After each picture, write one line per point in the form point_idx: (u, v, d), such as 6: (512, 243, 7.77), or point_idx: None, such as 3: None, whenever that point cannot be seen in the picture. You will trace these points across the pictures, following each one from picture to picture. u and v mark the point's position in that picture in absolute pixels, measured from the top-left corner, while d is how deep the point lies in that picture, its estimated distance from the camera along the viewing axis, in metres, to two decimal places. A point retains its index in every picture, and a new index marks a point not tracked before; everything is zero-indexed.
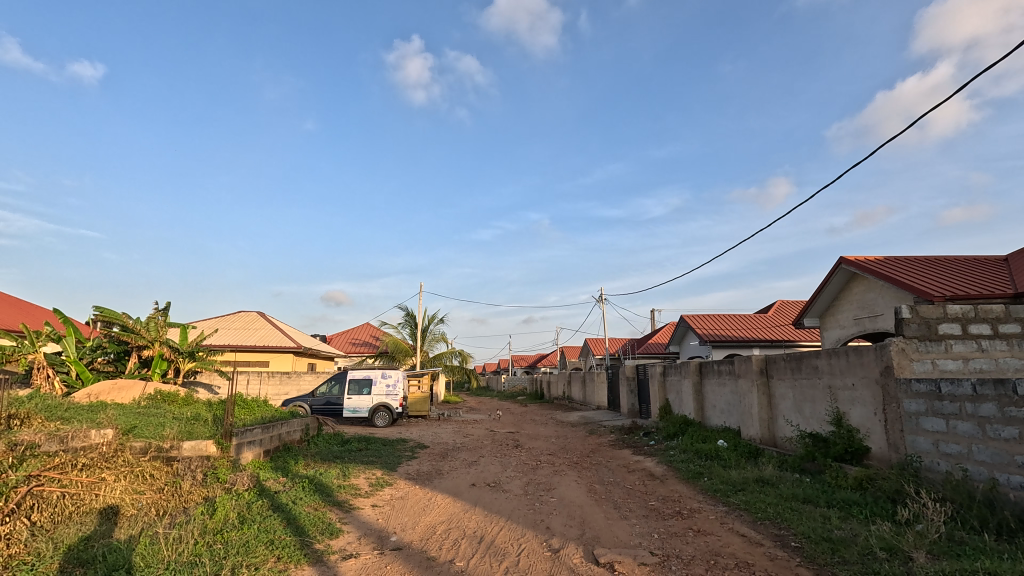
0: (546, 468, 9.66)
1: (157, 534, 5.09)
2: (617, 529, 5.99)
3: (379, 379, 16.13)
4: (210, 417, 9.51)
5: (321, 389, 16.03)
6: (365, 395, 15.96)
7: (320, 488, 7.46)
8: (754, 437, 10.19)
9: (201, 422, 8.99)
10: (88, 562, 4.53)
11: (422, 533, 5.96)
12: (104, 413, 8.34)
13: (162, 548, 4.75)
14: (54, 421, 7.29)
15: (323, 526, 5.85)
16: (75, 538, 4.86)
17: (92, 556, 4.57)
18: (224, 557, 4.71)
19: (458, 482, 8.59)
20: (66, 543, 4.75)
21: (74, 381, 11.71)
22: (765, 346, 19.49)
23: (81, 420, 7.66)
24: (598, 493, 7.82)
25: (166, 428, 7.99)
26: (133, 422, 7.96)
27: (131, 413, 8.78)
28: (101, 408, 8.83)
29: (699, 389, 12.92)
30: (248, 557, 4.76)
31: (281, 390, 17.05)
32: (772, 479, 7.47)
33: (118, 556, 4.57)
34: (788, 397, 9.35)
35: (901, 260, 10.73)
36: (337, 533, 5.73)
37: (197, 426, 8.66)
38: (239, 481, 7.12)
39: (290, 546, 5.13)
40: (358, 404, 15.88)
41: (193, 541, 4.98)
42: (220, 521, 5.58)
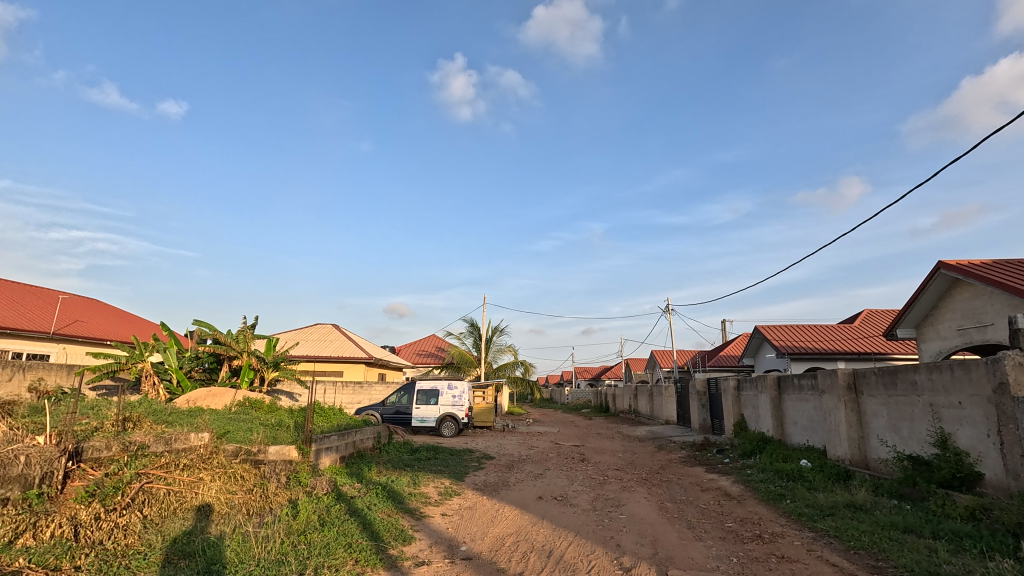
0: (614, 484, 9.42)
1: (249, 532, 5.46)
2: (691, 550, 5.74)
3: (445, 390, 16.49)
4: (292, 423, 10.16)
5: (390, 399, 16.60)
6: (432, 405, 16.34)
7: (392, 495, 7.69)
8: (841, 457, 9.42)
9: (284, 429, 9.59)
10: (191, 554, 4.91)
11: (492, 544, 6.01)
12: (201, 418, 9.11)
13: (253, 546, 5.09)
14: (160, 424, 8.07)
15: (396, 532, 6.04)
16: (179, 532, 5.31)
17: (193, 549, 4.95)
18: (308, 557, 4.97)
19: (524, 494, 8.56)
20: (173, 536, 5.20)
21: (175, 388, 12.94)
22: (851, 358, 18.07)
23: (182, 424, 8.44)
24: (669, 512, 7.49)
25: (255, 433, 8.61)
26: (226, 428, 8.63)
27: (223, 419, 9.54)
28: (198, 414, 9.68)
29: (777, 404, 12.15)
30: (329, 558, 5.00)
31: (354, 399, 17.75)
32: (865, 504, 6.85)
33: (216, 551, 4.93)
34: (881, 415, 8.58)
35: (1014, 263, 9.63)
36: (409, 540, 5.90)
37: (282, 431, 9.25)
38: (319, 485, 7.53)
39: (367, 550, 5.33)
40: (426, 413, 16.28)
41: (279, 540, 5.29)
42: (303, 522, 5.91)
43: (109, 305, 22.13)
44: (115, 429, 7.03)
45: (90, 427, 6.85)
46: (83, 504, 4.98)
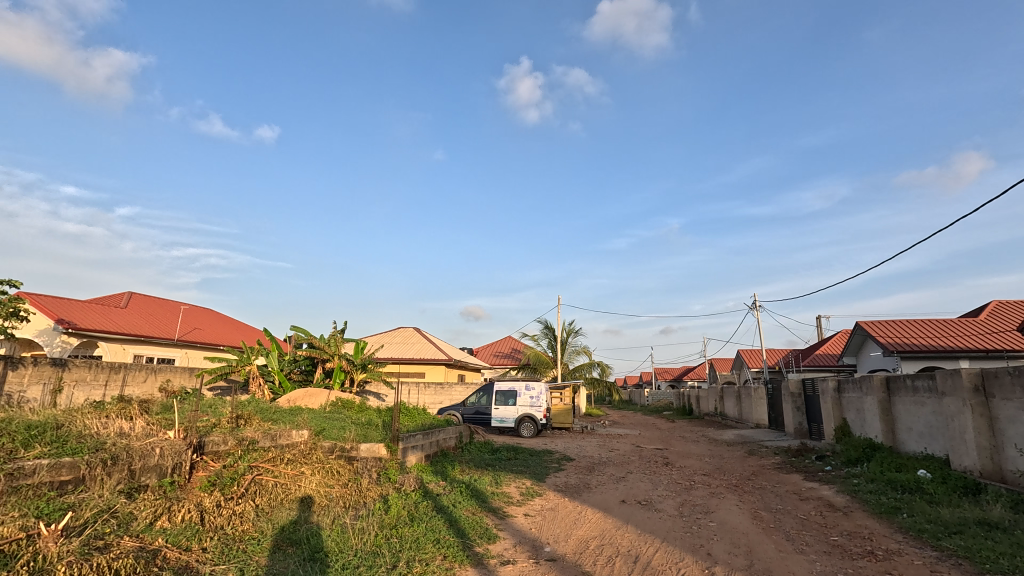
0: (701, 490, 9.01)
1: (347, 524, 5.82)
2: (791, 563, 5.35)
3: (523, 391, 16.62)
4: (380, 422, 10.72)
5: (470, 399, 17.01)
6: (510, 406, 16.52)
7: (476, 494, 7.87)
8: (969, 468, 8.35)
9: (374, 427, 10.14)
10: (297, 541, 5.31)
11: (575, 546, 5.96)
12: (300, 416, 9.88)
13: (351, 537, 5.42)
14: (266, 422, 8.85)
15: (481, 531, 6.17)
16: (286, 520, 5.76)
17: (298, 538, 5.35)
18: (400, 551, 5.22)
19: (607, 497, 8.42)
20: (281, 524, 5.66)
21: (277, 388, 14.13)
22: (976, 357, 15.99)
23: (285, 421, 9.19)
24: (765, 521, 7.02)
25: (348, 431, 9.18)
26: (323, 425, 9.28)
27: (320, 417, 10.27)
28: (298, 412, 10.49)
29: (887, 408, 11.01)
30: (419, 552, 5.22)
31: (436, 400, 18.38)
32: (1003, 522, 6.02)
33: (319, 540, 5.30)
34: (1020, 421, 7.51)
35: None
36: (494, 539, 6.01)
37: (372, 430, 9.79)
38: (407, 482, 7.88)
39: (455, 547, 5.50)
40: (505, 414, 16.50)
41: (374, 533, 5.59)
42: (395, 517, 6.22)
43: (220, 314, 24.61)
44: (230, 425, 7.81)
45: (210, 423, 7.67)
46: (207, 492, 5.60)
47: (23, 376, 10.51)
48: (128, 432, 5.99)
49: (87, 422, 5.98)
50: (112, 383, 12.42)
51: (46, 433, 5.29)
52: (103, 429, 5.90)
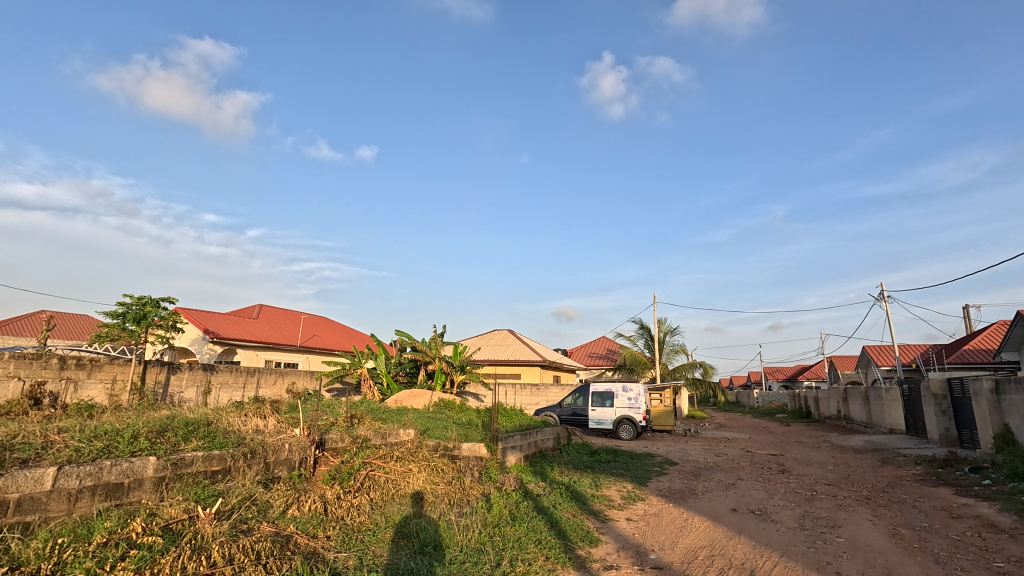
0: (825, 501, 8.19)
1: (452, 520, 6.06)
2: None
3: (621, 393, 16.23)
4: (480, 422, 11.05)
5: (566, 400, 16.97)
6: (608, 407, 16.21)
7: (575, 495, 7.83)
8: None
9: (474, 427, 10.47)
10: (409, 534, 5.59)
11: (683, 555, 5.69)
12: (406, 416, 10.48)
13: (457, 533, 5.63)
14: (377, 421, 9.52)
15: (582, 533, 6.13)
16: (399, 515, 6.08)
17: (410, 531, 5.61)
18: (503, 549, 5.34)
19: (715, 505, 7.95)
20: (394, 517, 6.00)
21: (385, 389, 15.14)
22: None
23: (394, 421, 9.81)
24: (905, 540, 6.20)
25: (450, 430, 9.57)
26: (427, 425, 9.77)
27: (424, 417, 10.84)
28: (405, 412, 11.16)
29: None
30: (522, 551, 5.30)
31: (532, 401, 18.55)
32: None
33: (428, 535, 5.54)
34: None
35: None
36: (596, 542, 5.93)
37: (472, 430, 10.12)
38: (507, 481, 8.03)
39: (556, 548, 5.51)
40: (602, 416, 16.23)
41: (478, 530, 5.77)
42: (497, 515, 6.37)
43: (334, 322, 26.91)
44: (346, 424, 8.51)
45: (330, 422, 8.42)
46: (329, 485, 6.18)
47: (181, 379, 12.26)
48: (263, 429, 6.76)
49: (231, 420, 6.83)
50: (249, 385, 14.08)
51: (200, 428, 6.12)
52: (243, 426, 6.71)
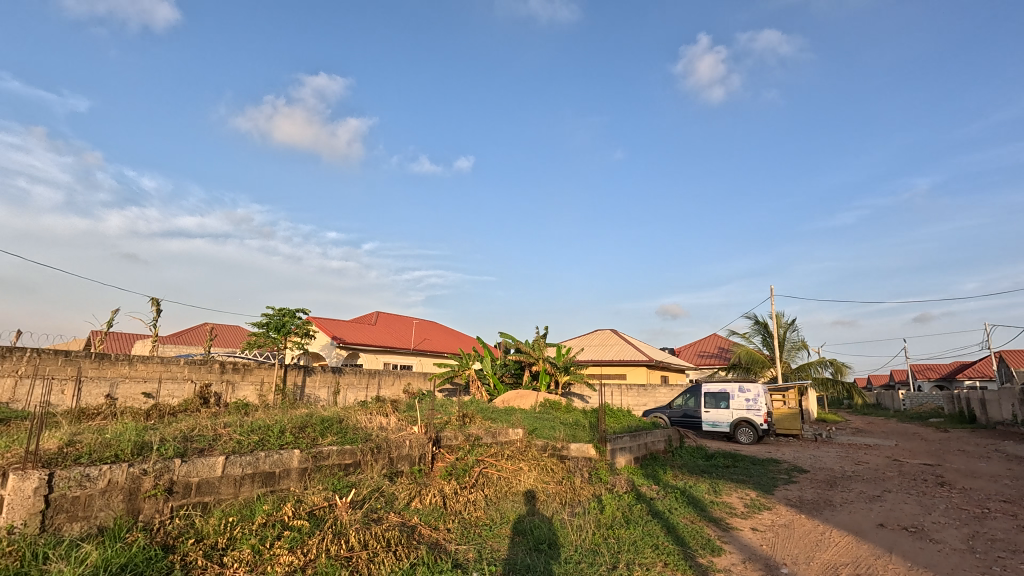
0: (1002, 521, 6.95)
1: (565, 520, 6.07)
2: None
3: (737, 394, 15.16)
4: (587, 423, 10.96)
5: (677, 402, 16.24)
6: (723, 409, 15.24)
7: (693, 501, 7.45)
8: None
9: (582, 428, 10.41)
10: (524, 531, 5.70)
11: (821, 571, 5.17)
12: (515, 416, 10.72)
13: (571, 533, 5.63)
14: (487, 420, 9.84)
15: (703, 541, 5.82)
16: (513, 512, 6.24)
17: (524, 528, 5.72)
18: (619, 552, 5.24)
19: (858, 519, 7.11)
20: (508, 514, 6.17)
21: (492, 390, 15.62)
22: None
23: (503, 421, 10.08)
24: None
25: (558, 430, 9.61)
26: (535, 425, 9.90)
27: (532, 417, 11.01)
28: (513, 412, 11.42)
29: None
30: (638, 555, 5.17)
31: (640, 401, 18.01)
32: None
33: (543, 533, 5.61)
34: None
35: None
36: (719, 551, 5.59)
37: (580, 430, 10.07)
38: (619, 483, 7.87)
39: (675, 555, 5.29)
40: (717, 418, 15.28)
41: (591, 531, 5.72)
42: (610, 517, 6.28)
43: (443, 326, 28.35)
44: (459, 423, 8.92)
45: (444, 421, 8.88)
46: (446, 480, 6.53)
47: (315, 381, 13.68)
48: (387, 426, 7.33)
49: (359, 417, 7.49)
50: (371, 386, 15.30)
51: (334, 425, 6.78)
52: (369, 423, 7.31)
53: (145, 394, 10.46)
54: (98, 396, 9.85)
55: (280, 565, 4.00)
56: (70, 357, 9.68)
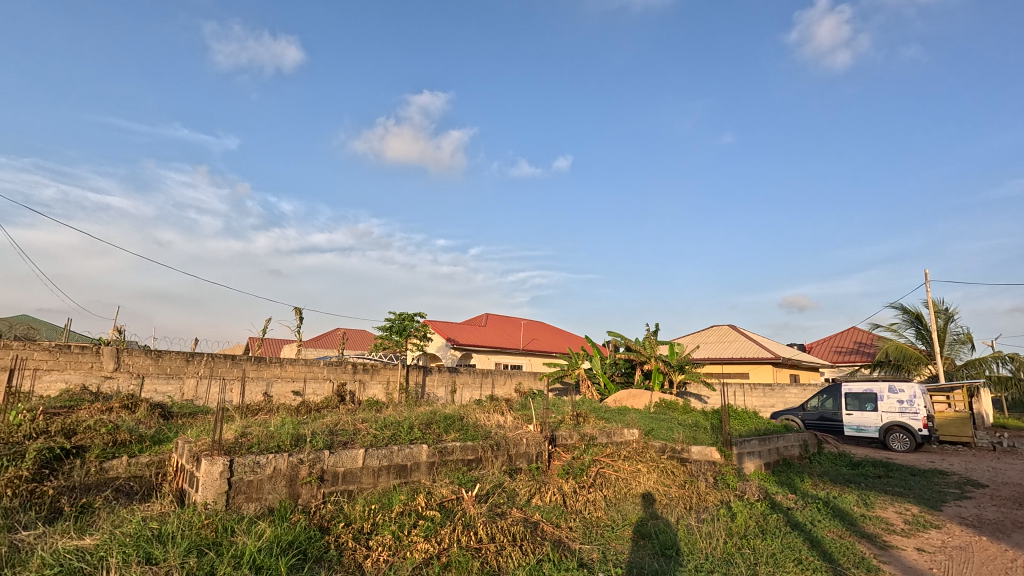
0: None
1: (692, 526, 5.79)
2: None
3: (887, 395, 13.32)
4: (708, 425, 10.35)
5: (811, 403, 14.75)
6: (870, 412, 13.50)
7: (838, 513, 6.70)
8: None
9: (702, 430, 9.85)
10: (648, 535, 5.54)
11: None
12: (629, 416, 10.46)
13: (700, 540, 5.35)
14: (601, 420, 9.70)
15: (855, 558, 5.21)
16: (635, 514, 6.10)
17: (648, 532, 5.56)
18: (756, 564, 4.88)
19: None
20: (630, 516, 6.04)
21: (603, 389, 15.39)
22: None
23: (617, 421, 9.88)
24: None
25: (676, 431, 9.18)
26: (651, 425, 9.56)
27: (647, 417, 10.65)
28: (626, 412, 11.15)
29: None
30: (779, 569, 4.77)
31: (766, 402, 16.60)
32: None
33: (668, 537, 5.41)
34: None
35: None
36: (876, 571, 4.97)
37: (701, 432, 9.53)
38: (748, 490, 7.32)
39: (823, 571, 4.79)
40: (862, 422, 13.58)
41: (723, 540, 5.40)
42: (743, 526, 5.87)
43: (550, 326, 28.56)
44: (573, 422, 8.91)
45: (558, 420, 8.92)
46: (564, 479, 6.57)
47: (434, 380, 14.52)
48: (504, 424, 7.55)
49: (477, 415, 7.80)
50: (485, 385, 15.88)
51: (456, 422, 7.13)
52: (487, 421, 7.59)
53: (294, 392, 11.86)
54: (257, 393, 11.36)
55: (418, 552, 4.31)
56: (235, 360, 11.28)
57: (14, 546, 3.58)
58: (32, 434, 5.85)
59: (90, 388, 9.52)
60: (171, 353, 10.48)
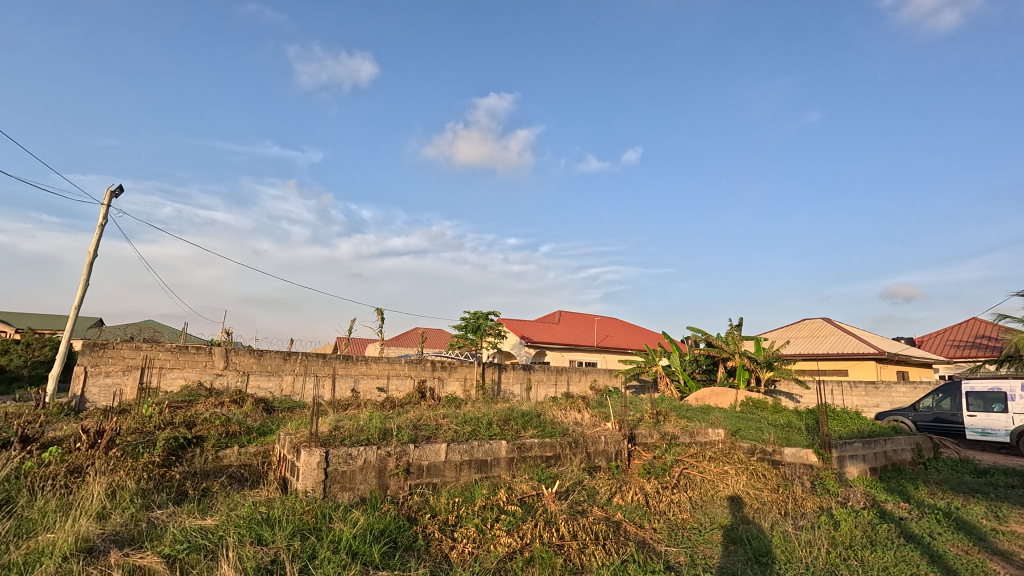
0: None
1: (789, 533, 5.41)
2: None
3: (1019, 395, 11.53)
4: (803, 425, 9.63)
5: (924, 403, 13.36)
6: (998, 414, 11.89)
7: (963, 526, 5.97)
8: None
9: (796, 430, 9.19)
10: (739, 540, 5.25)
11: None
12: (713, 415, 9.98)
13: (798, 548, 4.98)
14: (683, 419, 9.34)
15: None
16: (724, 518, 5.80)
17: (740, 537, 5.27)
18: None
19: None
20: (719, 520, 5.76)
21: (683, 387, 14.81)
22: None
23: (700, 420, 9.45)
24: None
25: (766, 432, 8.62)
26: (738, 425, 9.06)
27: (733, 417, 10.11)
28: (710, 411, 10.66)
29: None
30: None
31: (869, 402, 15.17)
32: None
33: (762, 544, 5.09)
34: None
35: None
36: None
37: (794, 433, 8.88)
38: (852, 497, 6.72)
39: None
40: (989, 425, 12.01)
41: (825, 549, 4.99)
42: (847, 535, 5.40)
43: (625, 322, 27.94)
44: (653, 421, 8.65)
45: (637, 418, 8.70)
46: (646, 479, 6.40)
47: (509, 378, 14.70)
48: (581, 421, 7.49)
49: (555, 413, 7.79)
50: (560, 382, 15.84)
51: (533, 419, 7.17)
52: (564, 418, 7.56)
53: (378, 388, 12.51)
54: (346, 390, 12.10)
55: (502, 546, 4.38)
56: (325, 358, 12.08)
57: (151, 522, 4.07)
58: (161, 425, 6.63)
59: (205, 384, 10.61)
60: (271, 352, 11.42)
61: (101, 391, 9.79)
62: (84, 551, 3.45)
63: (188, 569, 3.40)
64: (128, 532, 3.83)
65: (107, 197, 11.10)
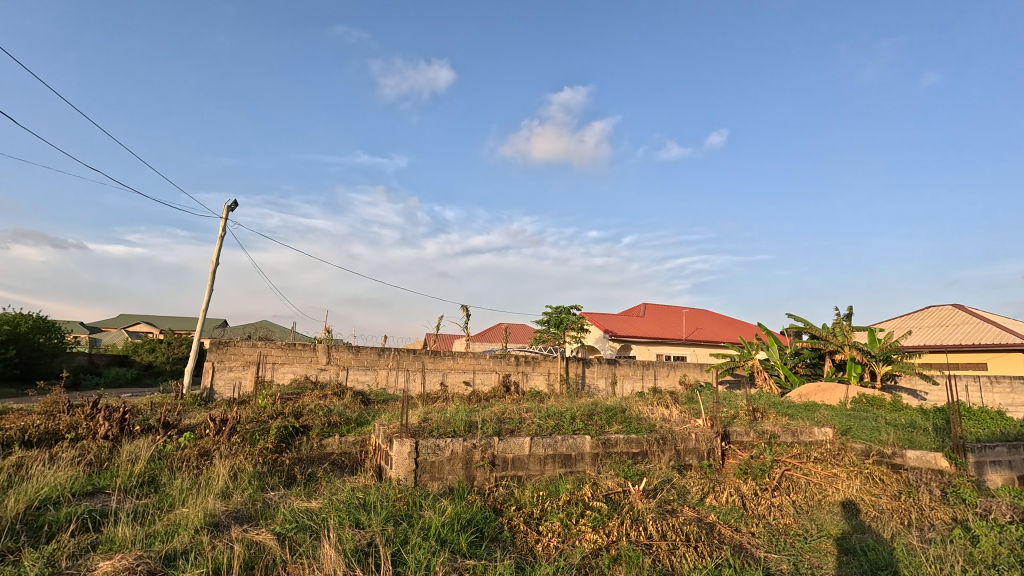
0: None
1: (914, 546, 4.81)
2: None
3: None
4: (929, 426, 8.55)
5: None
6: None
7: None
8: None
9: (921, 431, 8.18)
10: (852, 551, 4.76)
11: None
12: (819, 413, 9.17)
13: (925, 563, 4.42)
14: (784, 417, 8.67)
15: None
16: (834, 526, 5.29)
17: (853, 548, 4.78)
18: None
19: None
20: (828, 527, 5.26)
21: (784, 382, 13.77)
22: None
23: (805, 418, 8.72)
24: None
25: (884, 432, 7.75)
26: (850, 424, 8.24)
27: (844, 415, 9.22)
28: (816, 408, 9.80)
29: None
30: None
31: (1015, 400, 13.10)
32: None
33: (880, 556, 4.57)
34: None
35: None
36: None
37: (920, 434, 7.90)
38: (996, 508, 5.82)
39: None
40: None
41: (960, 566, 4.38)
42: (989, 552, 4.69)
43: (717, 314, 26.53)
44: (750, 418, 8.12)
45: (732, 415, 8.21)
46: (742, 479, 6.02)
47: (594, 372, 14.52)
48: (670, 418, 7.20)
49: (641, 408, 7.55)
50: (647, 377, 15.36)
51: (618, 414, 7.00)
52: (651, 414, 7.31)
53: (465, 382, 12.92)
54: (435, 383, 12.61)
55: (587, 542, 4.33)
56: (415, 353, 12.67)
57: (266, 503, 4.51)
58: (274, 415, 7.32)
59: (311, 378, 11.56)
60: (366, 348, 12.18)
61: (226, 383, 11.01)
62: (212, 525, 3.90)
63: (296, 547, 3.71)
64: (247, 511, 4.27)
65: (225, 211, 12.45)
